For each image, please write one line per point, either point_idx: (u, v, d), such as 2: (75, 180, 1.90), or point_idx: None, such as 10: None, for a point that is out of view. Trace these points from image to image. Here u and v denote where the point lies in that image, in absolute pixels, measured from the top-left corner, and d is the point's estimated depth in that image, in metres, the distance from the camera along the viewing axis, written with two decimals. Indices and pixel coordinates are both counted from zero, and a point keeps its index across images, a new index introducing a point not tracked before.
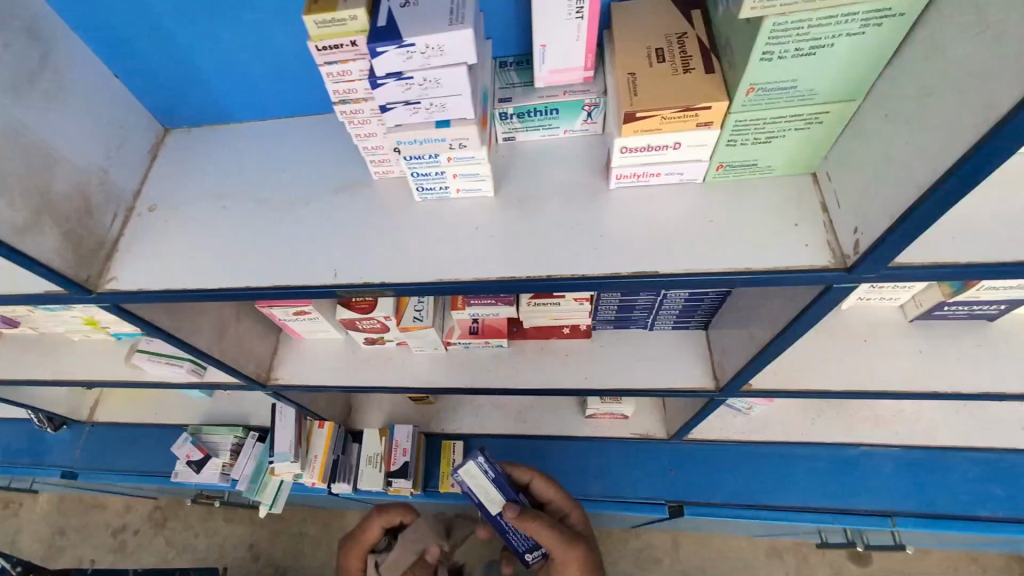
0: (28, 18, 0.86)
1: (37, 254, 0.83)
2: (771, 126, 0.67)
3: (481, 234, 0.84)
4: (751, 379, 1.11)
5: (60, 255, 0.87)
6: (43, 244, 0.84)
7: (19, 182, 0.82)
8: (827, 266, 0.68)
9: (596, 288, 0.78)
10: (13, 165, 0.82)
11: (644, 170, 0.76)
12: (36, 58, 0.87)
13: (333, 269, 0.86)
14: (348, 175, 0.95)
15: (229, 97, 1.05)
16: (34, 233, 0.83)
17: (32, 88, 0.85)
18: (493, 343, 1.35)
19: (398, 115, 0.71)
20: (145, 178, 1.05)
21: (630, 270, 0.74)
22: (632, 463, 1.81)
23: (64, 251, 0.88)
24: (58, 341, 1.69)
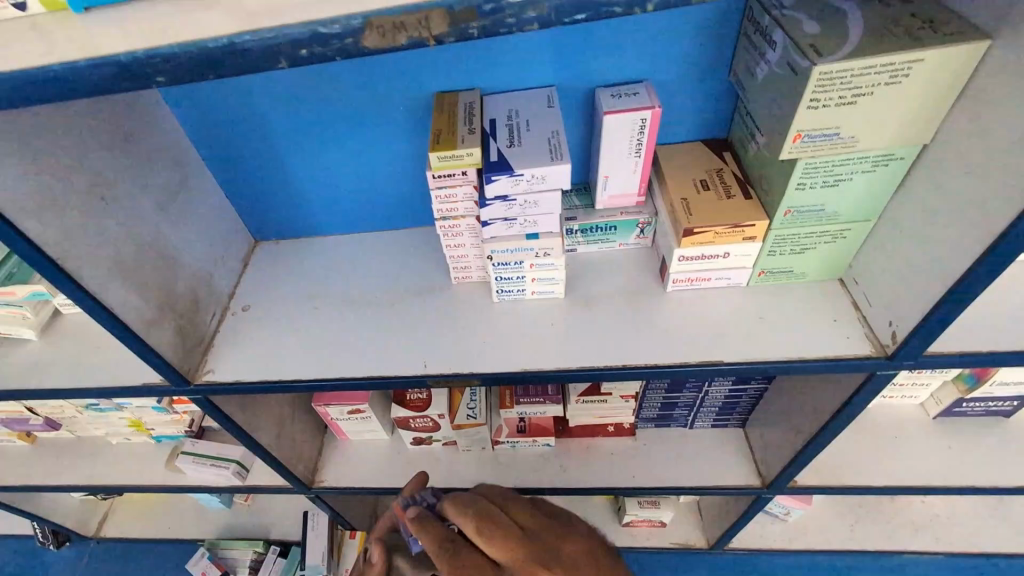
0: (177, 148, 1.00)
1: (156, 345, 0.92)
2: (804, 239, 0.83)
3: (557, 329, 0.95)
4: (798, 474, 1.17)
5: (172, 347, 0.96)
6: (163, 337, 0.94)
7: (154, 283, 0.93)
8: (870, 355, 0.81)
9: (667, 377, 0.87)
10: (149, 268, 0.92)
11: (697, 275, 0.91)
12: (177, 180, 1.00)
13: (423, 360, 0.96)
14: (428, 280, 1.08)
15: (320, 213, 1.18)
16: (158, 326, 0.93)
17: (173, 204, 0.99)
18: (540, 441, 1.41)
19: (495, 229, 0.86)
20: (237, 282, 1.16)
21: (698, 360, 0.86)
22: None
23: (175, 344, 0.97)
24: (94, 445, 1.70)
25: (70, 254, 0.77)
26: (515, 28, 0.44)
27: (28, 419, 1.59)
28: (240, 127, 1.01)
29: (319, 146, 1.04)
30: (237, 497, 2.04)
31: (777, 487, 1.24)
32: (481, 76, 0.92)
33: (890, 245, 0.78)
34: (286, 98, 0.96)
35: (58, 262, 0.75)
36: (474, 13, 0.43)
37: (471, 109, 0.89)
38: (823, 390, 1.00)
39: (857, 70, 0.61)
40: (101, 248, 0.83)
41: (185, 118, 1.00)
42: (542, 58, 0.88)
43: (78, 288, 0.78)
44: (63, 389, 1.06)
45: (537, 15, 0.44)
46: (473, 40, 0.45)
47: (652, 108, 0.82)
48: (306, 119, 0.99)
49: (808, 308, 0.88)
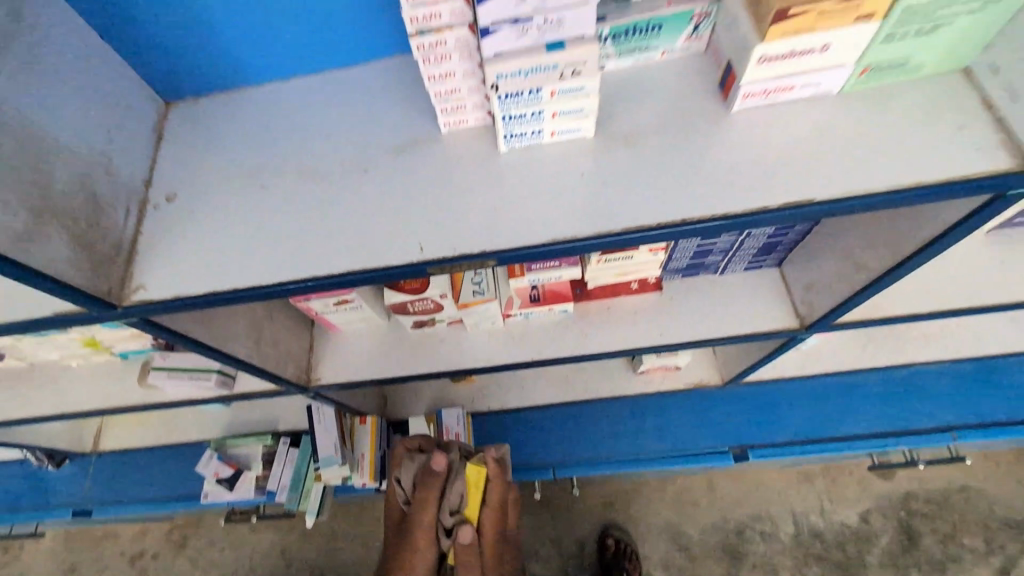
0: None
1: (48, 267, 0.67)
2: (942, 13, 0.59)
3: (591, 179, 0.72)
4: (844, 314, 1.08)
5: (73, 265, 0.71)
6: (54, 253, 0.68)
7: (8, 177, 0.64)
8: (1010, 171, 0.61)
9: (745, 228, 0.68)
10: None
11: (777, 84, 0.67)
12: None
13: (418, 242, 0.73)
14: (409, 131, 0.81)
15: (244, 49, 0.87)
16: (37, 239, 0.67)
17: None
18: (557, 309, 1.28)
19: (498, 40, 0.59)
20: (154, 166, 0.87)
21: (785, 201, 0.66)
22: (691, 415, 1.78)
23: (78, 260, 0.72)
24: (51, 370, 1.51)
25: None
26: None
27: None
28: None
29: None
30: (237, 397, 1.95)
31: (820, 327, 1.16)
32: None
33: None
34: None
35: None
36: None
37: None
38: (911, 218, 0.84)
39: None
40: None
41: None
42: None
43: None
44: None
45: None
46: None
47: None
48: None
49: (922, 116, 0.67)
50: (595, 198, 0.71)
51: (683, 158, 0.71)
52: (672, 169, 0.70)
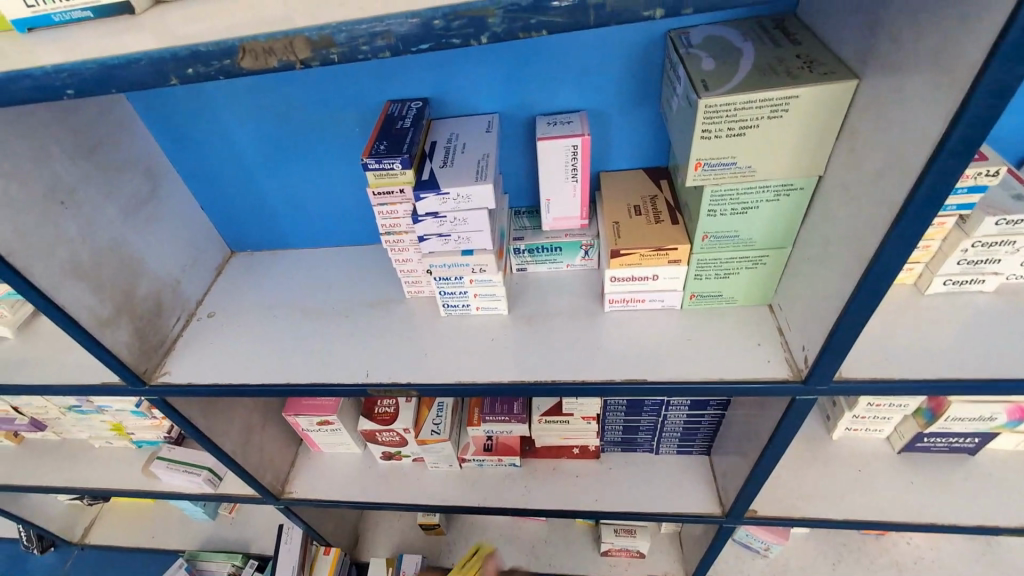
0: (148, 162, 1.07)
1: (111, 346, 0.97)
2: (727, 265, 0.87)
3: (498, 343, 0.99)
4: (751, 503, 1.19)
5: (127, 347, 1.00)
6: (118, 336, 0.98)
7: (111, 284, 0.97)
8: (787, 378, 0.83)
9: (596, 394, 0.91)
10: (110, 273, 0.97)
11: (631, 296, 0.95)
12: (147, 190, 1.07)
13: (366, 369, 1.00)
14: (385, 293, 1.13)
15: (292, 229, 1.24)
16: (114, 327, 0.98)
17: (140, 213, 1.04)
18: (506, 461, 1.43)
19: (432, 245, 0.91)
20: (207, 290, 1.21)
21: (624, 378, 0.89)
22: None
23: (132, 345, 1.02)
24: (78, 448, 1.75)
25: (20, 252, 0.82)
26: (370, 56, 0.49)
27: (14, 418, 1.66)
28: (212, 140, 1.09)
29: (286, 161, 1.11)
30: (222, 509, 2.07)
31: (736, 516, 1.26)
32: (438, 89, 0.97)
33: (801, 274, 0.81)
34: (255, 109, 1.03)
35: (9, 260, 0.80)
36: (331, 41, 0.48)
37: (412, 112, 0.93)
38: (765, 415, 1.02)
39: (739, 103, 0.66)
40: (55, 251, 0.87)
41: (152, 123, 1.07)
42: (485, 73, 0.93)
43: (25, 282, 0.82)
44: (35, 386, 1.13)
45: (387, 44, 0.48)
46: (335, 65, 0.50)
47: (580, 135, 0.89)
48: (273, 130, 1.06)
49: (737, 331, 0.91)
50: (495, 357, 0.98)
51: (560, 338, 0.97)
52: (551, 345, 0.97)
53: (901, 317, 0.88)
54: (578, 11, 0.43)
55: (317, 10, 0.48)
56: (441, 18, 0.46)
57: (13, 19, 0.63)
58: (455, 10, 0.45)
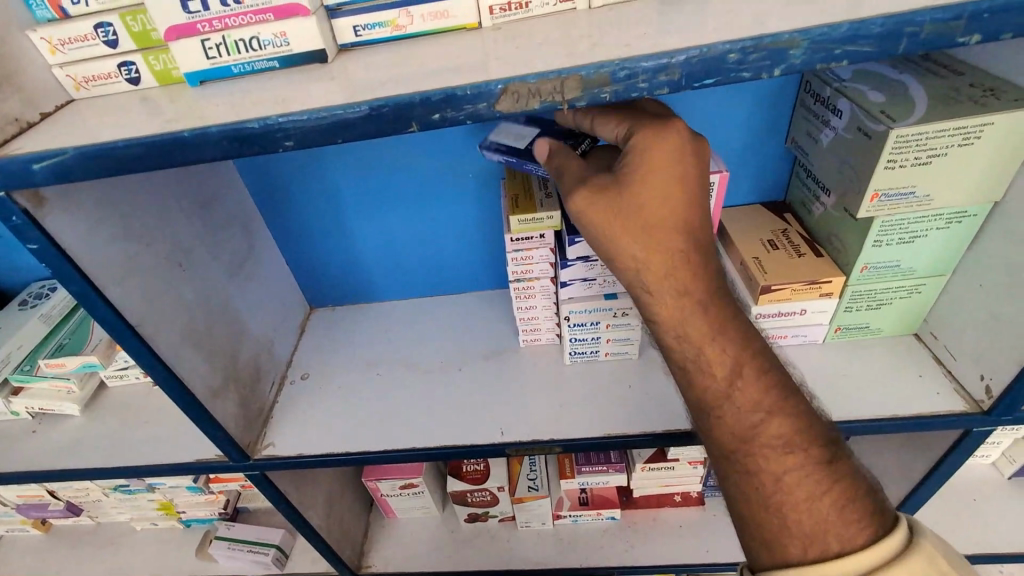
0: (246, 218, 1.02)
1: (221, 418, 0.88)
2: (881, 296, 0.85)
3: (634, 391, 0.95)
4: None
5: (234, 419, 0.92)
6: (227, 408, 0.90)
7: (220, 349, 0.90)
8: (967, 411, 0.80)
9: None
10: (219, 337, 0.90)
11: (774, 332, 0.92)
12: (246, 247, 1.01)
13: (499, 427, 0.93)
14: (494, 344, 1.08)
15: (382, 281, 1.20)
16: (223, 397, 0.89)
17: (241, 271, 0.99)
18: (604, 515, 1.35)
19: (572, 290, 0.87)
20: (294, 352, 1.14)
21: None
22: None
23: (238, 416, 0.93)
24: (115, 532, 1.60)
25: (148, 320, 0.75)
26: (648, 92, 0.49)
27: (48, 504, 1.50)
28: (315, 195, 1.05)
29: (387, 210, 1.08)
30: None
31: None
32: None
33: (970, 301, 0.79)
34: (365, 160, 1.00)
35: (137, 327, 0.73)
36: (610, 79, 0.48)
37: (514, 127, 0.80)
38: (911, 449, 0.98)
39: (931, 132, 0.66)
40: (175, 316, 0.81)
41: (252, 181, 1.03)
42: None
43: (151, 353, 0.75)
44: (112, 467, 1.02)
45: (668, 80, 0.48)
46: (603, 103, 0.50)
47: (721, 171, 0.88)
48: (378, 180, 1.03)
49: (892, 364, 0.88)
50: (637, 407, 0.92)
51: None
52: None
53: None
54: (892, 40, 0.46)
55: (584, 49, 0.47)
56: (738, 51, 0.47)
57: (187, 72, 0.61)
58: (756, 43, 0.46)
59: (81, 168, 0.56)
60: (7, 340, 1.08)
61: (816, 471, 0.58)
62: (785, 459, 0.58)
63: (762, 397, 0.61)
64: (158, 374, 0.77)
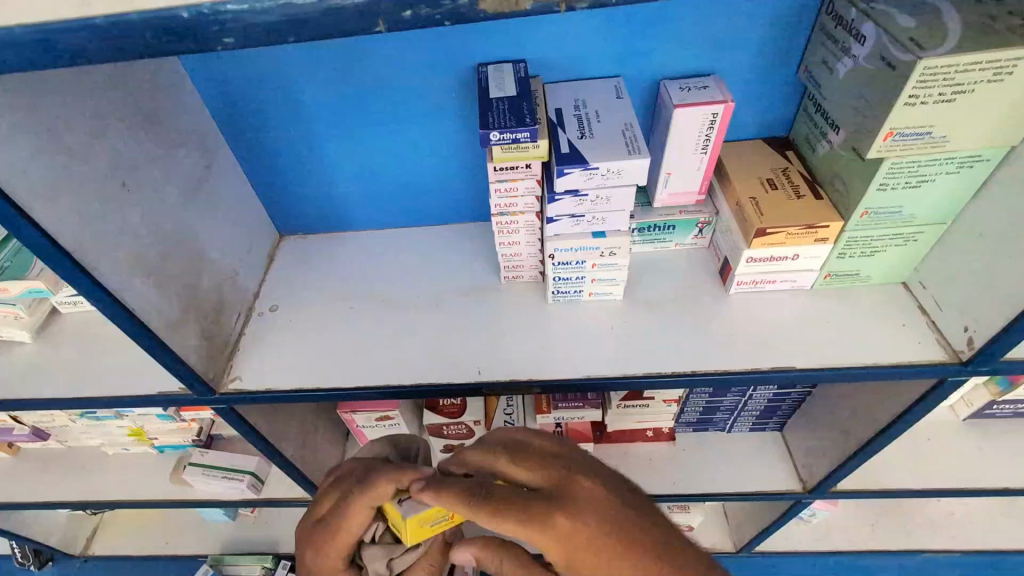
0: (203, 133, 0.92)
1: (182, 352, 0.83)
2: (876, 243, 0.82)
3: (615, 332, 0.92)
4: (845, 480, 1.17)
5: (196, 353, 0.86)
6: (187, 342, 0.84)
7: (176, 278, 0.83)
8: (944, 361, 0.80)
9: (735, 384, 0.86)
10: (175, 266, 0.83)
11: (762, 277, 0.89)
12: (204, 166, 0.92)
13: (477, 366, 0.91)
14: (473, 281, 1.03)
15: (355, 209, 1.12)
16: (182, 330, 0.83)
17: (198, 193, 0.90)
18: (578, 448, 1.38)
19: (561, 226, 0.82)
20: (262, 282, 1.07)
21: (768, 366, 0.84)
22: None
23: (200, 349, 0.88)
24: (87, 456, 1.58)
25: (87, 247, 0.68)
26: None
27: (13, 428, 1.47)
28: (278, 109, 0.95)
29: (358, 130, 0.98)
30: (244, 510, 1.93)
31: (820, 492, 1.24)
32: (553, 52, 0.86)
33: (968, 251, 0.77)
34: (333, 71, 0.90)
35: (74, 255, 0.66)
36: None
37: (514, 76, 0.82)
38: (881, 394, 0.99)
39: (962, 65, 0.60)
40: (120, 242, 0.73)
41: (205, 92, 0.92)
42: (610, 33, 0.83)
43: (94, 283, 0.68)
44: (68, 398, 0.97)
45: None
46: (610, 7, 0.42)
47: (724, 102, 0.81)
48: (346, 95, 0.93)
49: (876, 312, 0.87)
50: (617, 349, 0.90)
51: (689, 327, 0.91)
52: (675, 332, 0.91)
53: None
54: None
55: None
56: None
57: None
58: None
59: None
60: None
61: None
62: None
63: (636, 548, 0.64)
64: (105, 304, 0.71)
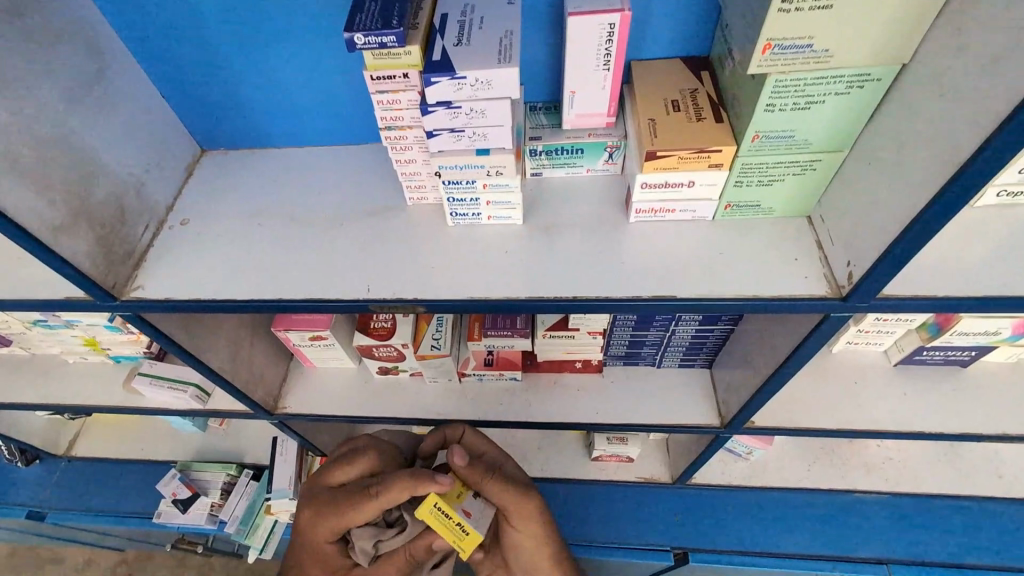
0: (89, 34, 0.89)
1: (70, 257, 0.84)
2: (773, 172, 0.79)
3: (510, 257, 0.91)
4: (756, 415, 1.18)
5: (90, 260, 0.88)
6: (77, 249, 0.85)
7: (59, 184, 0.83)
8: (825, 295, 0.78)
9: (620, 311, 0.85)
10: (57, 170, 0.83)
11: (661, 205, 0.86)
12: (92, 70, 0.90)
13: (368, 284, 0.91)
14: (381, 201, 1.02)
15: (271, 123, 1.09)
16: (70, 236, 0.85)
17: (86, 98, 0.88)
18: (507, 375, 1.40)
19: (442, 141, 0.79)
20: (177, 195, 1.07)
21: (651, 294, 0.83)
22: (642, 512, 1.78)
23: (96, 257, 0.89)
24: (50, 363, 1.66)
25: None
26: None
27: None
28: (170, 9, 0.91)
29: (260, 38, 0.94)
30: (211, 422, 2.03)
31: (735, 427, 1.27)
32: None
33: (861, 181, 0.73)
34: None
35: None
36: None
37: None
38: (786, 331, 0.98)
39: None
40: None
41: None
42: None
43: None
44: None
45: None
46: None
47: (620, 10, 0.75)
48: None
49: (773, 246, 0.85)
50: (509, 273, 0.89)
51: (584, 253, 0.89)
52: (568, 258, 0.89)
53: (962, 228, 0.80)
54: None
55: None
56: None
57: None
58: None
59: None
60: None
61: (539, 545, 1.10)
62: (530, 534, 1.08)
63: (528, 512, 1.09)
64: None
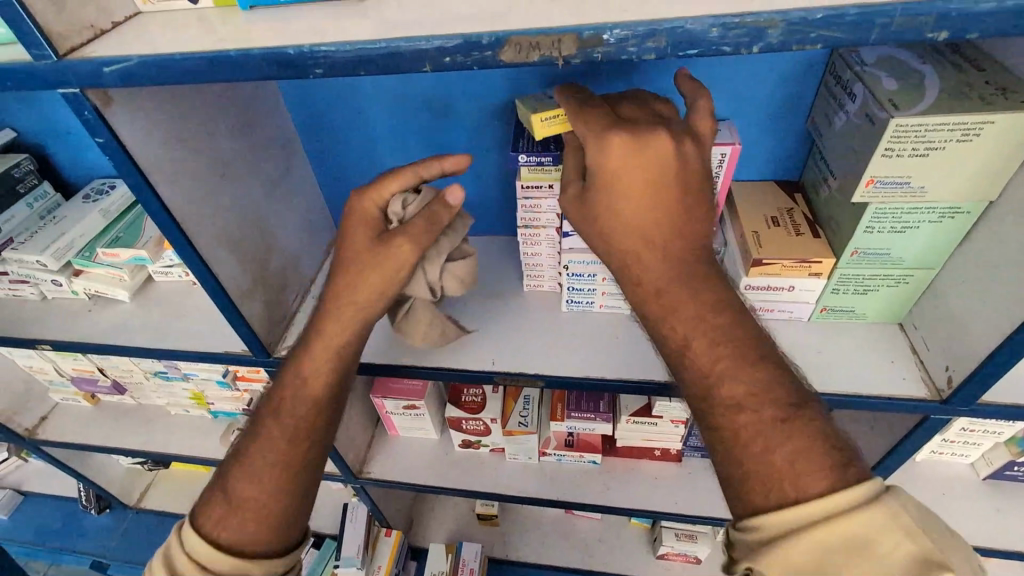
0: (286, 140, 1.11)
1: (248, 316, 1.00)
2: (868, 282, 0.89)
3: (620, 342, 1.02)
4: None
5: (259, 320, 1.03)
6: (253, 309, 1.01)
7: (251, 256, 1.00)
8: (925, 397, 0.85)
9: None
10: (252, 244, 1.00)
11: (761, 305, 0.96)
12: (283, 167, 1.10)
13: (492, 358, 1.02)
14: (499, 285, 1.16)
15: None
16: (250, 299, 1.00)
17: (277, 189, 1.08)
18: (586, 457, 1.45)
19: (574, 240, 0.95)
20: (319, 269, 1.24)
21: None
22: None
23: (263, 318, 1.04)
24: (154, 413, 1.80)
25: (191, 219, 0.86)
26: (636, 56, 0.53)
27: (97, 380, 1.68)
28: (349, 124, 1.12)
29: (415, 147, 1.14)
30: None
31: None
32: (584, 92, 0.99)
33: (953, 295, 0.82)
34: (398, 96, 1.06)
35: (181, 226, 0.84)
36: (601, 42, 0.53)
37: None
38: (879, 431, 1.03)
39: (930, 125, 0.69)
40: (214, 221, 0.91)
41: (294, 106, 1.11)
42: (633, 79, 0.96)
43: (193, 251, 0.86)
44: (153, 350, 1.16)
45: (655, 47, 0.53)
46: (595, 63, 0.55)
47: (732, 144, 0.90)
48: (408, 116, 1.09)
49: (868, 348, 0.93)
50: (620, 357, 1.00)
51: None
52: None
53: None
54: (867, 28, 0.49)
55: (591, 16, 0.53)
56: (719, 27, 0.51)
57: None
58: (738, 21, 0.50)
59: (140, 74, 0.64)
60: (72, 226, 1.22)
61: (769, 430, 0.64)
62: (749, 418, 0.65)
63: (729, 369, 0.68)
64: (196, 267, 0.88)
